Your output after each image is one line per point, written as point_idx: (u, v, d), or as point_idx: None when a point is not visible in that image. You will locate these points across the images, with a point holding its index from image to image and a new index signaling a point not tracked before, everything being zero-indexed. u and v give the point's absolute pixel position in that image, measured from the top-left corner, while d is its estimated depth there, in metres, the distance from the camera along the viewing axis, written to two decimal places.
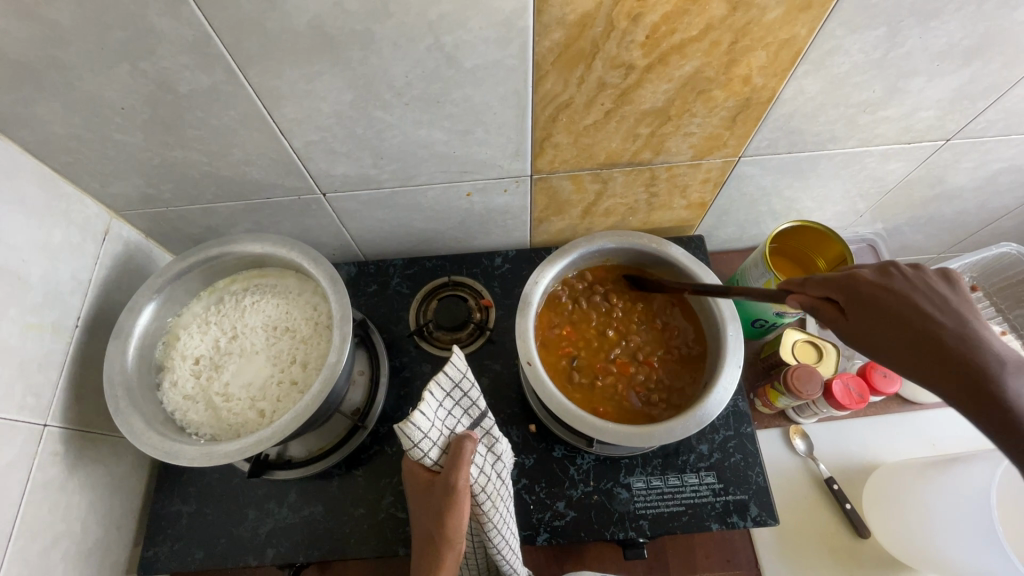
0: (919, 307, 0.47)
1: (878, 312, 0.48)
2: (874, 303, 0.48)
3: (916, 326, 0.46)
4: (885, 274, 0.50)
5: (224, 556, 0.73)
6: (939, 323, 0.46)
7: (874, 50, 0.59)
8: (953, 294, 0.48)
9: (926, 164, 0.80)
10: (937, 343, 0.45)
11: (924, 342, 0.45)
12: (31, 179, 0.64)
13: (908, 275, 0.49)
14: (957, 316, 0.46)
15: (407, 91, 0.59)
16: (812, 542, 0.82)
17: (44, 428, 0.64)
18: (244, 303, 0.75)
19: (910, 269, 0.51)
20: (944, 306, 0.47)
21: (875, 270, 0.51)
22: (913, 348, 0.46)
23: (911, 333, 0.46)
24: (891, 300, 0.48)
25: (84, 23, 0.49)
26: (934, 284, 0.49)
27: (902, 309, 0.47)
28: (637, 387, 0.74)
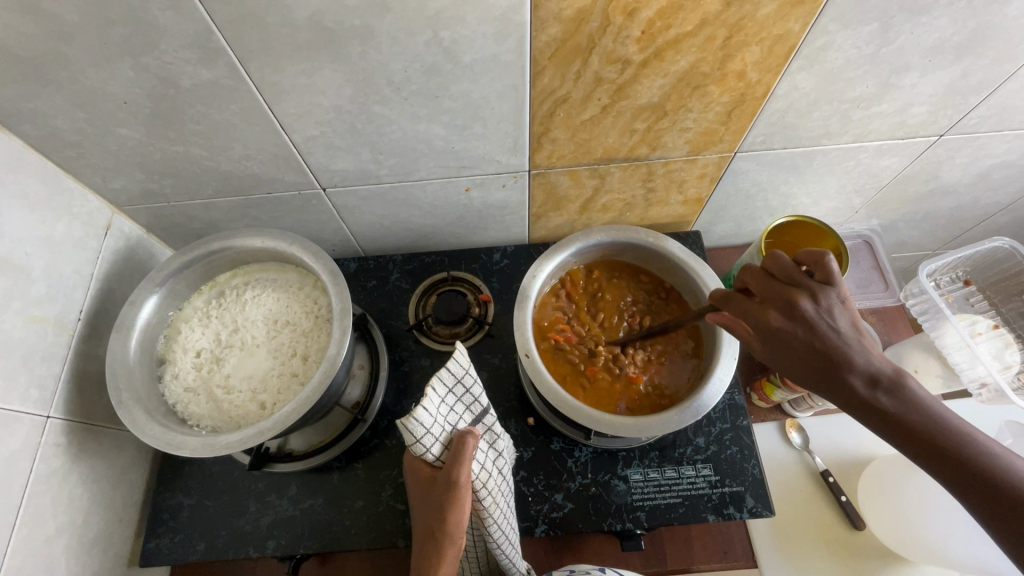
0: (822, 346, 0.47)
1: (787, 354, 0.49)
2: (782, 344, 0.49)
3: (822, 366, 0.47)
4: (788, 306, 0.49)
5: (225, 547, 0.74)
6: (841, 358, 0.47)
7: (867, 45, 0.60)
8: (845, 315, 0.48)
9: (920, 160, 0.81)
10: (839, 382, 0.47)
11: (827, 382, 0.48)
12: (34, 173, 0.64)
13: (807, 303, 0.48)
14: (854, 347, 0.47)
15: (406, 85, 0.60)
16: (807, 534, 0.83)
17: (47, 420, 0.65)
18: (245, 297, 0.76)
19: (806, 288, 0.49)
20: (842, 336, 0.47)
21: (777, 296, 0.50)
22: (820, 386, 0.48)
23: (816, 371, 0.48)
24: (795, 340, 0.48)
25: (88, 18, 0.50)
26: (829, 303, 0.48)
27: (807, 351, 0.48)
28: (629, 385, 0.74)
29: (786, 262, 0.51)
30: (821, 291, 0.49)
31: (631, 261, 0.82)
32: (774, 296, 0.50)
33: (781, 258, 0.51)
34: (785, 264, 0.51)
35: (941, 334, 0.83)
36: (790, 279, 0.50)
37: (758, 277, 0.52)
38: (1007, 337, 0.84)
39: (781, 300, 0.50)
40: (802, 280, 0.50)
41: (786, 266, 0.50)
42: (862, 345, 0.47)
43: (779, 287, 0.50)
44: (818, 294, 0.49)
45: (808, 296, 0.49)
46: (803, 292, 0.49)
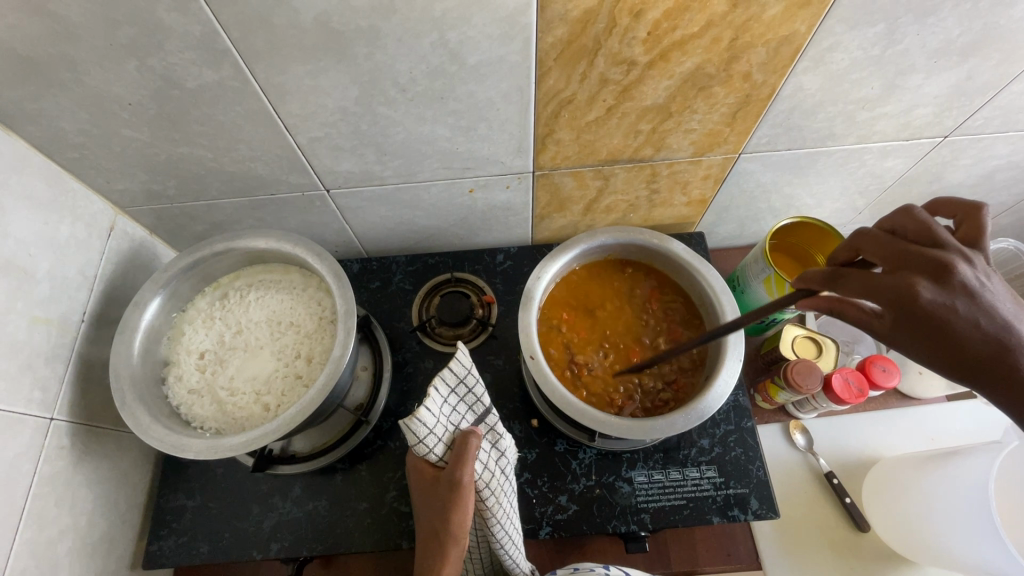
0: (983, 322, 0.42)
1: (942, 332, 0.42)
2: (937, 319, 0.42)
3: (980, 346, 0.42)
4: (941, 272, 0.43)
5: (229, 550, 0.74)
6: (1002, 336, 0.42)
7: (873, 47, 0.60)
8: (1000, 286, 0.44)
9: (924, 161, 0.81)
10: (1000, 366, 0.42)
11: (985, 365, 0.42)
12: (38, 174, 0.64)
13: (963, 270, 0.43)
14: (1018, 323, 0.42)
15: (411, 87, 0.60)
16: (811, 535, 0.83)
17: (51, 421, 0.65)
18: (248, 299, 0.76)
19: (958, 253, 0.44)
20: (1005, 310, 0.42)
21: (920, 261, 0.44)
22: (975, 371, 0.43)
23: (975, 353, 0.42)
24: (952, 315, 0.42)
25: (94, 19, 0.50)
26: (983, 271, 0.44)
27: (969, 327, 0.42)
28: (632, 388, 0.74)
29: (928, 222, 0.46)
30: (973, 257, 0.44)
31: (635, 262, 0.81)
32: (918, 261, 0.44)
33: (923, 216, 0.46)
34: (928, 224, 0.46)
35: None
36: (936, 241, 0.45)
37: (890, 239, 0.46)
38: None
39: (931, 264, 0.43)
40: (949, 247, 0.44)
41: (933, 227, 0.45)
42: (1022, 322, 0.43)
43: (923, 255, 0.44)
44: (971, 259, 0.44)
45: (963, 261, 0.44)
46: (956, 257, 0.44)
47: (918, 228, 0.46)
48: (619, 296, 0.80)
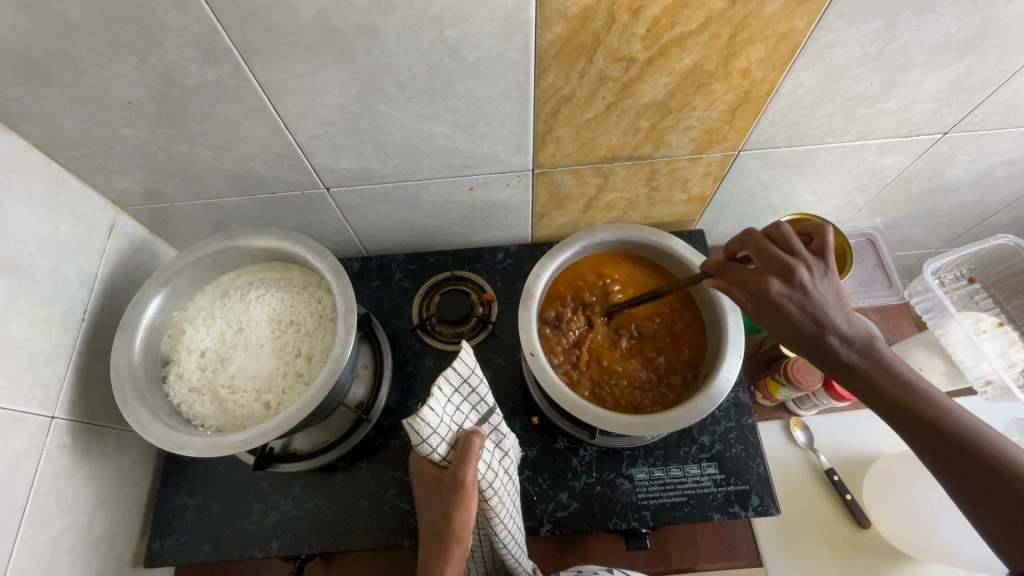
0: (806, 309, 0.54)
1: (775, 315, 0.55)
2: (771, 308, 0.55)
3: (808, 329, 0.54)
4: (782, 271, 0.54)
5: (230, 548, 0.74)
6: (819, 320, 0.54)
7: (872, 43, 0.60)
8: (831, 282, 0.54)
9: (923, 157, 0.81)
10: (817, 341, 0.54)
11: (806, 341, 0.54)
12: (39, 173, 0.64)
13: (801, 271, 0.54)
14: (834, 310, 0.54)
15: (410, 84, 0.60)
16: (811, 532, 0.83)
17: (52, 420, 0.65)
18: (249, 297, 0.76)
19: (801, 257, 0.55)
20: (824, 301, 0.53)
21: (770, 263, 0.55)
22: (800, 344, 0.55)
23: (799, 332, 0.54)
24: (789, 306, 0.54)
25: (93, 17, 0.50)
26: (819, 272, 0.54)
27: (794, 313, 0.54)
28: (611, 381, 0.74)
29: (788, 232, 0.56)
30: (813, 261, 0.55)
31: (635, 259, 0.81)
32: (770, 263, 0.55)
33: (780, 227, 0.56)
34: (786, 233, 0.56)
35: (946, 332, 0.83)
36: (789, 247, 0.56)
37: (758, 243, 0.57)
38: (1011, 335, 0.86)
39: (777, 265, 0.55)
40: (798, 254, 0.55)
41: (787, 236, 0.56)
42: (841, 309, 0.54)
43: (778, 258, 0.55)
44: (813, 265, 0.54)
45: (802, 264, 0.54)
46: (801, 263, 0.54)
47: (778, 235, 0.57)
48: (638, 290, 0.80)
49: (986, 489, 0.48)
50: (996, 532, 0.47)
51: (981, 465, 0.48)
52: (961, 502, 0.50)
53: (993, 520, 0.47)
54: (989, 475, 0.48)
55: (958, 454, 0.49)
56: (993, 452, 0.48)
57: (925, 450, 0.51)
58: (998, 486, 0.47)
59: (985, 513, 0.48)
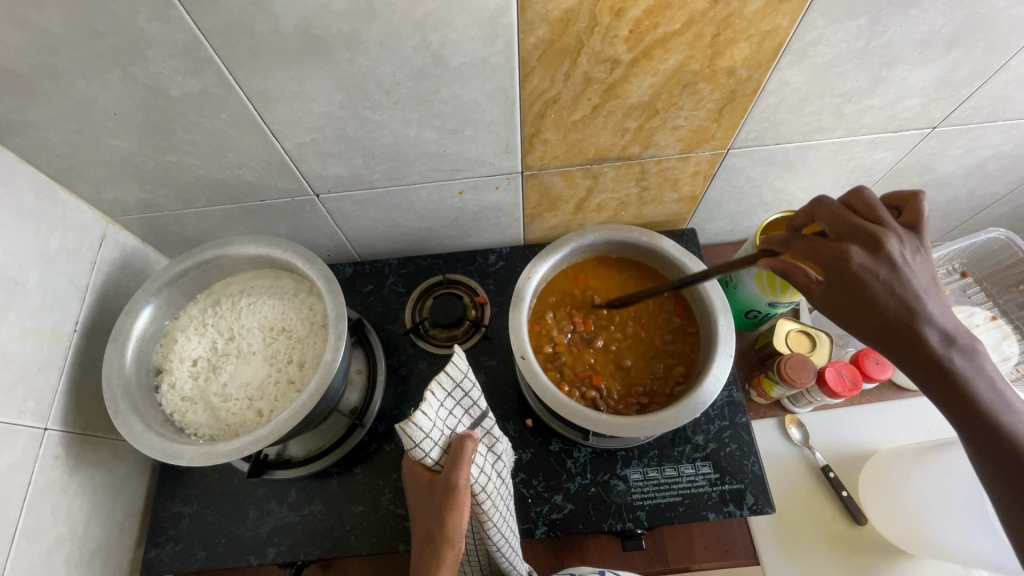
0: (898, 292, 0.48)
1: (861, 296, 0.48)
2: (855, 285, 0.49)
3: (895, 313, 0.48)
4: (871, 244, 0.49)
5: (226, 555, 0.74)
6: (913, 308, 0.48)
7: (857, 39, 0.59)
8: (926, 264, 0.49)
9: (914, 152, 0.81)
10: (907, 333, 0.48)
11: (893, 331, 0.48)
12: (27, 186, 0.65)
13: (893, 243, 0.48)
14: (930, 298, 0.48)
15: (395, 90, 0.60)
16: (808, 529, 0.83)
17: (45, 431, 0.65)
18: (240, 305, 0.76)
19: (893, 230, 0.50)
20: (921, 288, 0.48)
21: (857, 234, 0.50)
22: (883, 335, 0.49)
23: (887, 319, 0.48)
24: (875, 280, 0.48)
25: (75, 30, 0.50)
26: (913, 249, 0.49)
27: (885, 296, 0.48)
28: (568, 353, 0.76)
29: (874, 201, 0.52)
30: (907, 236, 0.49)
31: (625, 259, 0.81)
32: (857, 234, 0.50)
33: (868, 194, 0.52)
34: (872, 203, 0.51)
35: None
36: (876, 218, 0.51)
37: (837, 212, 0.52)
38: (1005, 327, 0.87)
39: (864, 234, 0.49)
40: (888, 224, 0.50)
41: (876, 205, 0.51)
42: (936, 297, 0.48)
43: (860, 225, 0.50)
44: (905, 238, 0.49)
45: (896, 238, 0.49)
46: (891, 234, 0.49)
47: (863, 204, 0.52)
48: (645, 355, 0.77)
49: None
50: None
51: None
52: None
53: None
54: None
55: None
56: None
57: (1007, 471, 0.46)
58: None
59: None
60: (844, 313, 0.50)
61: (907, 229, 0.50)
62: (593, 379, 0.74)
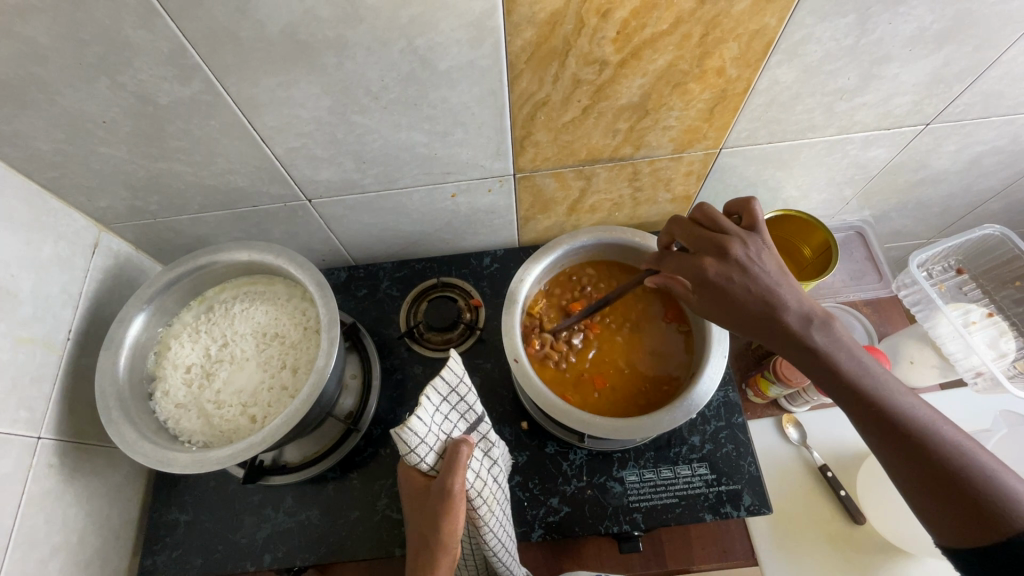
0: (755, 286, 0.54)
1: (723, 295, 0.55)
2: (714, 289, 0.55)
3: (754, 307, 0.54)
4: (720, 251, 0.55)
5: (222, 562, 0.74)
6: (769, 299, 0.54)
7: (846, 37, 0.59)
8: (771, 258, 0.55)
9: (908, 149, 0.80)
10: (769, 322, 0.54)
11: (761, 322, 0.54)
12: (18, 195, 0.65)
13: (737, 249, 0.55)
14: (783, 288, 0.54)
15: (384, 94, 0.60)
16: (806, 529, 0.83)
17: (38, 440, 0.65)
18: (233, 311, 0.76)
19: (737, 235, 0.56)
20: (772, 280, 0.54)
21: (707, 245, 0.57)
22: (752, 325, 0.55)
23: (752, 311, 0.54)
24: (731, 283, 0.55)
25: (61, 40, 0.50)
26: (756, 249, 0.55)
27: (744, 292, 0.54)
28: (569, 356, 0.75)
29: (714, 211, 0.58)
30: (750, 238, 0.56)
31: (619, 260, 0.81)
32: (708, 244, 0.57)
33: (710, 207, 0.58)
34: (713, 214, 0.58)
35: (935, 325, 0.84)
36: (721, 227, 0.57)
37: (690, 227, 0.59)
38: (1002, 324, 0.86)
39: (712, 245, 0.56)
40: (731, 230, 0.56)
41: (715, 216, 0.58)
42: (789, 286, 0.54)
43: (708, 236, 0.57)
44: (747, 241, 0.56)
45: (740, 242, 0.56)
46: (734, 240, 0.56)
47: (707, 217, 0.59)
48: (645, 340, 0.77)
49: (934, 477, 0.47)
50: (940, 521, 0.47)
51: (935, 451, 0.47)
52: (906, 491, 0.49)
53: (938, 510, 0.47)
54: (939, 464, 0.47)
55: (907, 442, 0.48)
56: (946, 439, 0.48)
57: (877, 438, 0.50)
58: (946, 474, 0.46)
59: (930, 502, 0.47)
60: (717, 311, 0.57)
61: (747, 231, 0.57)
62: (597, 382, 0.74)
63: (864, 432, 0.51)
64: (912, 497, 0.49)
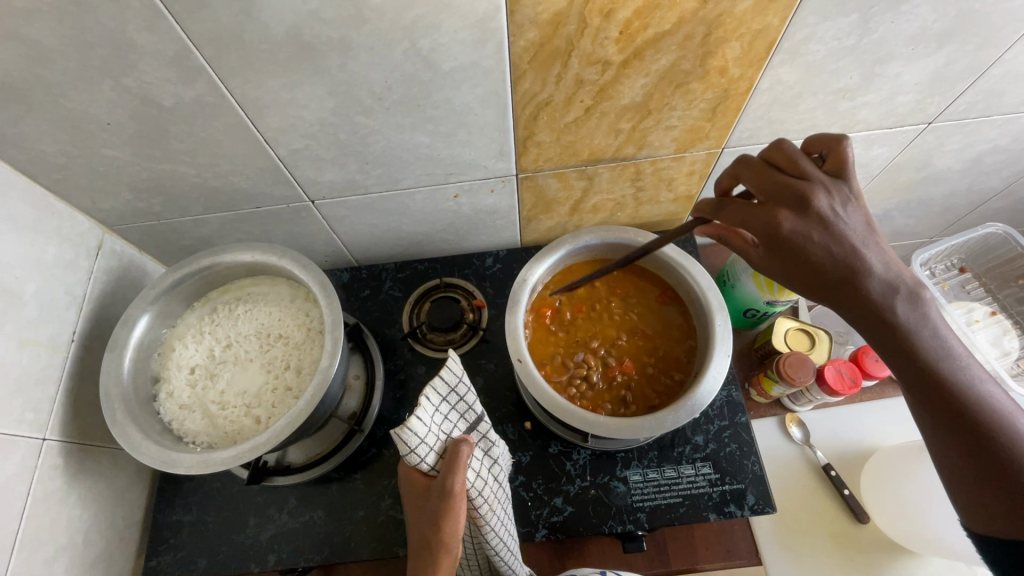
0: (835, 246, 0.49)
1: (797, 255, 0.49)
2: (790, 246, 0.49)
3: (832, 269, 0.49)
4: (800, 204, 0.49)
5: (226, 563, 0.74)
6: (851, 263, 0.49)
7: (848, 36, 0.59)
8: (858, 213, 0.49)
9: (910, 148, 0.80)
10: (848, 288, 0.49)
11: (838, 285, 0.49)
12: (23, 197, 0.65)
13: (820, 200, 0.48)
14: (868, 250, 0.49)
15: (387, 95, 0.60)
16: (810, 528, 0.83)
17: (43, 442, 0.65)
18: (236, 312, 0.76)
19: (821, 183, 0.49)
20: (856, 241, 0.49)
21: (783, 194, 0.50)
22: (826, 290, 0.50)
23: (828, 274, 0.49)
24: (808, 242, 0.49)
25: (66, 42, 0.50)
26: (843, 200, 0.49)
27: (823, 254, 0.49)
28: (588, 353, 0.76)
29: (794, 152, 0.51)
30: (835, 187, 0.49)
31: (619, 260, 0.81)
32: (784, 194, 0.50)
33: (789, 146, 0.51)
34: (793, 156, 0.51)
35: None
36: (801, 173, 0.50)
37: (762, 169, 0.52)
38: (1005, 323, 0.86)
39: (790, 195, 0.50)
40: (813, 177, 0.50)
41: (798, 159, 0.50)
42: (875, 249, 0.49)
43: (786, 184, 0.50)
44: (832, 190, 0.49)
45: (823, 192, 0.49)
46: (817, 189, 0.49)
47: (784, 158, 0.52)
48: (650, 315, 0.79)
49: (988, 464, 0.46)
50: (980, 505, 0.47)
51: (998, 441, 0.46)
52: (949, 471, 0.49)
53: (983, 495, 0.47)
54: (996, 451, 0.46)
55: (966, 425, 0.47)
56: (1010, 426, 0.46)
57: (933, 418, 0.49)
58: (1000, 462, 0.46)
59: (973, 485, 0.47)
60: (786, 270, 0.52)
61: (831, 178, 0.50)
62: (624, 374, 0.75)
63: (920, 409, 0.50)
64: (954, 477, 0.49)
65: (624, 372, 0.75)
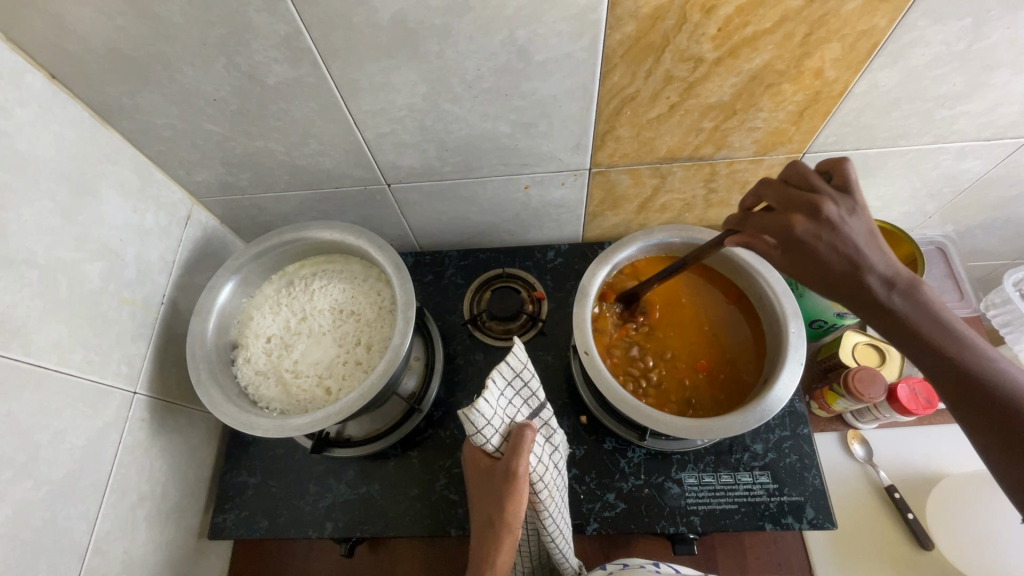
0: (842, 249, 0.50)
1: (807, 257, 0.51)
2: (802, 249, 0.51)
3: (842, 268, 0.50)
4: (809, 210, 0.51)
5: (287, 526, 0.78)
6: (858, 260, 0.49)
7: (957, 41, 0.57)
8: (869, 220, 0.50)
9: (1006, 163, 0.76)
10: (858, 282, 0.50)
11: (847, 288, 0.50)
12: (129, 165, 0.69)
13: (830, 207, 0.50)
14: (875, 251, 0.50)
15: (477, 84, 0.62)
16: (869, 550, 0.80)
17: (134, 395, 0.70)
18: (312, 287, 0.79)
19: (829, 194, 0.51)
20: (864, 242, 0.50)
21: (797, 203, 0.52)
22: (839, 287, 0.51)
23: (833, 274, 0.50)
24: (818, 246, 0.50)
25: (192, 20, 0.54)
26: (853, 208, 0.50)
27: (832, 252, 0.50)
28: (652, 352, 0.76)
29: (807, 170, 0.53)
30: (845, 198, 0.51)
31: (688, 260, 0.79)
32: (795, 202, 0.52)
33: (800, 164, 0.53)
34: (804, 173, 0.53)
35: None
36: (811, 186, 0.52)
37: (778, 185, 0.55)
38: None
39: (802, 204, 0.51)
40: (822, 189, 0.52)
41: (806, 173, 0.53)
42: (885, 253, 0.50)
43: (798, 196, 0.52)
44: (842, 200, 0.51)
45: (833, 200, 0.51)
46: (826, 199, 0.51)
47: (797, 175, 0.54)
48: (717, 315, 0.77)
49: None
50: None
51: None
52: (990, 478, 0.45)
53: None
54: None
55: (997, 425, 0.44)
56: None
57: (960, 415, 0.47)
58: None
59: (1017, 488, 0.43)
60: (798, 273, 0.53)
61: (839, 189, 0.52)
62: (689, 376, 0.74)
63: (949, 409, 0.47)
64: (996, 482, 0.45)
65: (689, 376, 0.74)
